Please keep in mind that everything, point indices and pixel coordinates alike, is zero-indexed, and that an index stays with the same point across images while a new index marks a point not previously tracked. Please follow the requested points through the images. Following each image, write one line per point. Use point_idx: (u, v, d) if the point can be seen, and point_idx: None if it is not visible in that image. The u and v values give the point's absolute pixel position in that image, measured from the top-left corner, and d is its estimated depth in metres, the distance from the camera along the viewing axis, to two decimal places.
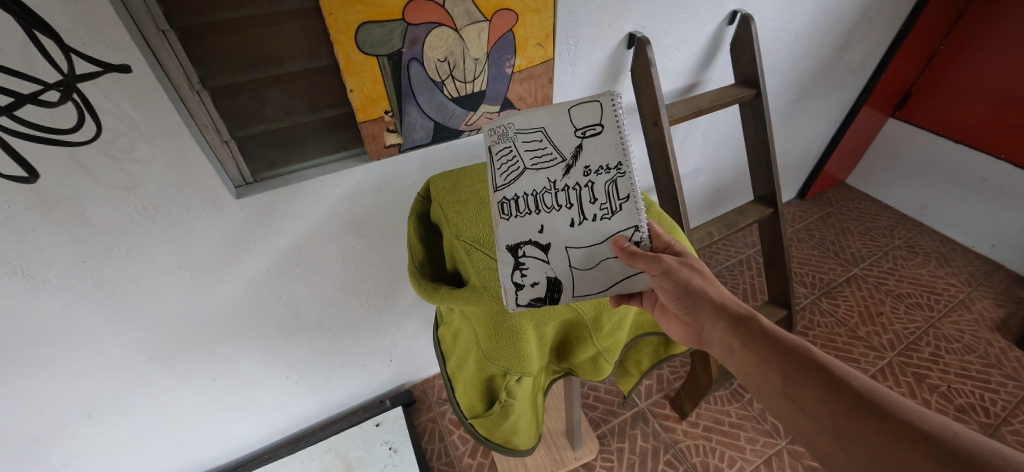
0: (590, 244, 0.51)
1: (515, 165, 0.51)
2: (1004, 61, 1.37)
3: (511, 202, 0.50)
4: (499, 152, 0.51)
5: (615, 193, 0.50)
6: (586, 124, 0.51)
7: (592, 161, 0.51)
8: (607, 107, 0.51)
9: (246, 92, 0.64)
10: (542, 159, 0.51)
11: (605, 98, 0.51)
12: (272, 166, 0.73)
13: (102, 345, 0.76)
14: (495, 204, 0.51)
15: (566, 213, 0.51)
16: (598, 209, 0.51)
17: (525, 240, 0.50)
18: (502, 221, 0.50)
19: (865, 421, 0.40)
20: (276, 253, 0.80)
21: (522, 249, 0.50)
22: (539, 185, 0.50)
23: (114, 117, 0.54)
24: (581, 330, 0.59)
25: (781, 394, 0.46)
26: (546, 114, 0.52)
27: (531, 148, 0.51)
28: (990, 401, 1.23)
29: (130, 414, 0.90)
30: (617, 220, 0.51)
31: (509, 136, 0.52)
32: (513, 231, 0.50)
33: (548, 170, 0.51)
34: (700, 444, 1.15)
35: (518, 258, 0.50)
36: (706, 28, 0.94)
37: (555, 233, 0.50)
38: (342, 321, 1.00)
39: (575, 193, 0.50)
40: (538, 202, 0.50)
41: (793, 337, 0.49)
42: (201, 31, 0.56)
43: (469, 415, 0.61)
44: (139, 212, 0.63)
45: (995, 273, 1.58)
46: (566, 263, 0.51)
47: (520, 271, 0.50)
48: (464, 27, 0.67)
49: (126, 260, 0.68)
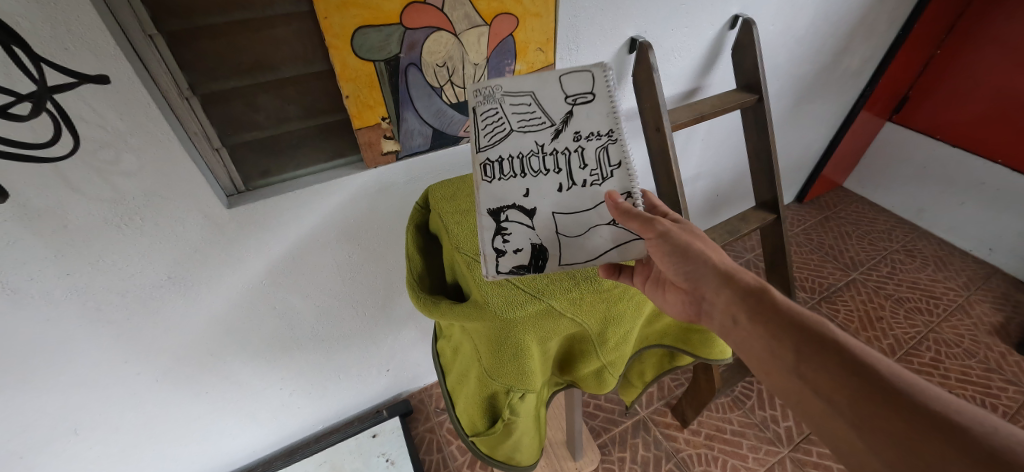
0: (578, 210, 0.50)
1: (501, 126, 0.50)
2: (1001, 67, 1.37)
3: (495, 163, 0.49)
4: (485, 113, 0.50)
5: (604, 157, 0.50)
6: (577, 92, 0.51)
7: (583, 127, 0.51)
8: (600, 78, 0.52)
9: (238, 99, 0.62)
10: (530, 122, 0.50)
11: (596, 70, 0.52)
12: (265, 174, 0.71)
13: (88, 359, 0.73)
14: (478, 165, 0.49)
15: (554, 176, 0.50)
16: (588, 175, 0.50)
17: (510, 203, 0.49)
18: (484, 183, 0.49)
19: (890, 408, 0.37)
20: (270, 263, 0.78)
21: (504, 213, 0.49)
22: (525, 148, 0.50)
23: (97, 127, 0.52)
24: (586, 344, 0.57)
25: (794, 374, 0.42)
26: (536, 80, 0.52)
27: (518, 111, 0.51)
28: (991, 406, 1.22)
29: (117, 428, 0.86)
30: (607, 186, 0.50)
31: (497, 98, 0.51)
32: (495, 193, 0.49)
33: (537, 132, 0.50)
34: (702, 453, 1.14)
35: (501, 222, 0.49)
36: (707, 33, 0.93)
37: (541, 196, 0.49)
38: (337, 331, 0.98)
39: (562, 156, 0.50)
40: (524, 164, 0.50)
41: (807, 312, 0.45)
42: (191, 36, 0.54)
43: (470, 433, 0.58)
44: (126, 223, 0.61)
45: (993, 277, 1.58)
46: (552, 229, 0.49)
47: (501, 236, 0.49)
48: (464, 32, 0.65)
49: (113, 272, 0.65)
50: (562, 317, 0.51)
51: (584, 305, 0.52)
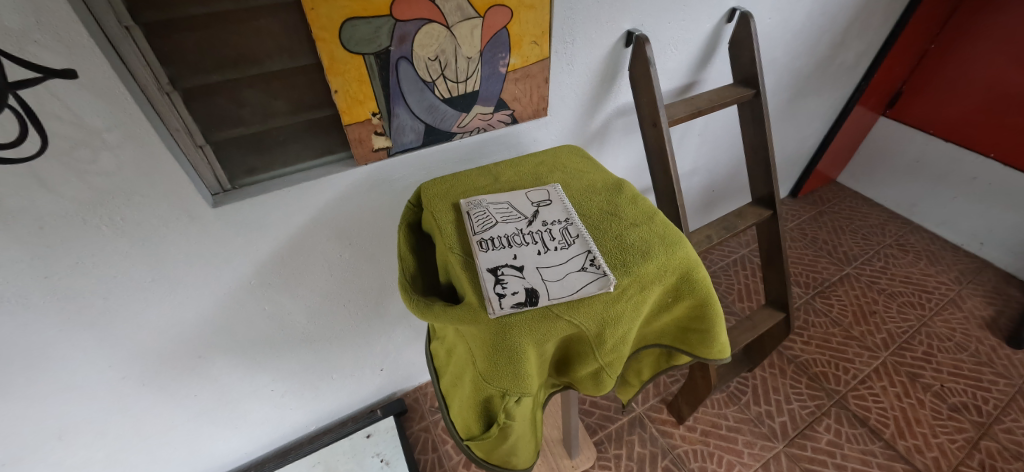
0: (560, 263, 0.51)
1: (488, 219, 0.56)
2: (994, 62, 1.37)
3: (488, 241, 0.53)
4: (474, 213, 0.56)
5: (568, 233, 0.55)
6: (540, 200, 0.59)
7: (548, 216, 0.57)
8: (553, 191, 0.61)
9: (222, 94, 0.59)
10: (509, 216, 0.56)
11: (550, 187, 0.62)
12: (251, 172, 0.68)
13: (72, 364, 0.71)
14: (474, 242, 0.53)
15: (532, 247, 0.53)
16: (558, 243, 0.54)
17: (502, 263, 0.51)
18: (480, 253, 0.51)
19: None
20: (258, 263, 0.76)
21: (500, 270, 0.50)
22: (509, 231, 0.54)
23: (72, 125, 0.49)
24: (584, 346, 0.53)
25: None
26: (509, 194, 0.60)
27: (499, 209, 0.57)
28: (982, 399, 1.23)
29: (103, 434, 0.84)
30: (574, 248, 0.53)
31: (482, 204, 0.58)
32: (491, 258, 0.51)
33: (515, 222, 0.56)
34: (699, 449, 1.14)
35: (498, 275, 0.49)
36: (704, 27, 0.92)
37: (526, 259, 0.52)
38: (330, 329, 0.96)
39: (538, 235, 0.54)
40: (509, 239, 0.53)
41: None
42: (170, 29, 0.52)
43: (465, 437, 0.57)
44: (106, 223, 0.59)
45: (984, 271, 1.59)
46: (540, 277, 0.50)
47: (500, 283, 0.49)
48: (456, 24, 0.63)
49: (93, 275, 0.63)
50: (557, 318, 0.48)
51: (582, 305, 0.49)
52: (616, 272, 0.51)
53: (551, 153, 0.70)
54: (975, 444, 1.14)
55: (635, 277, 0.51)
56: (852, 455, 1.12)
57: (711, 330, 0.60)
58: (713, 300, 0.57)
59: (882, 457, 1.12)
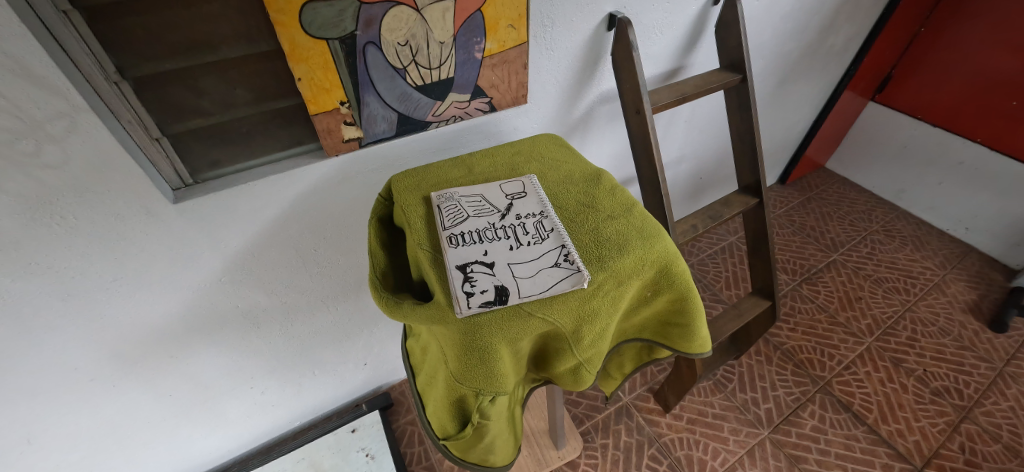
0: (533, 259, 0.49)
1: (460, 212, 0.53)
2: (981, 46, 1.36)
3: (458, 236, 0.51)
4: (446, 206, 0.54)
5: (542, 227, 0.53)
6: (514, 192, 0.57)
7: (522, 210, 0.54)
8: (528, 183, 0.58)
9: (176, 82, 0.56)
10: (482, 210, 0.54)
11: (525, 178, 0.59)
12: (215, 165, 0.65)
13: (34, 368, 0.68)
14: (443, 238, 0.50)
15: (505, 242, 0.51)
16: (531, 238, 0.52)
17: (473, 260, 0.49)
18: (450, 249, 0.49)
19: None
20: (228, 260, 0.73)
21: (470, 267, 0.48)
22: (481, 225, 0.52)
23: (10, 116, 0.45)
24: (561, 342, 0.51)
25: None
26: (483, 187, 0.58)
27: (471, 202, 0.55)
28: (964, 383, 1.25)
29: (74, 436, 0.82)
30: (547, 243, 0.51)
31: (454, 198, 0.55)
32: (460, 255, 0.49)
33: (487, 216, 0.53)
34: (685, 437, 1.14)
35: (466, 273, 0.47)
36: (690, 9, 0.89)
37: (498, 255, 0.50)
38: (309, 325, 0.94)
39: (511, 229, 0.52)
40: (480, 234, 0.51)
41: None
42: (113, 12, 0.48)
43: (441, 437, 0.56)
44: (57, 221, 0.55)
45: (968, 256, 1.60)
46: (511, 274, 0.48)
47: (469, 281, 0.47)
48: (426, 7, 0.60)
49: (48, 276, 0.60)
50: (530, 316, 0.46)
51: (556, 301, 0.47)
52: (591, 267, 0.49)
53: (530, 142, 0.68)
54: (956, 427, 1.16)
55: (611, 272, 0.49)
56: (836, 440, 1.14)
57: (692, 324, 0.59)
58: (692, 294, 0.56)
59: (865, 442, 1.13)
